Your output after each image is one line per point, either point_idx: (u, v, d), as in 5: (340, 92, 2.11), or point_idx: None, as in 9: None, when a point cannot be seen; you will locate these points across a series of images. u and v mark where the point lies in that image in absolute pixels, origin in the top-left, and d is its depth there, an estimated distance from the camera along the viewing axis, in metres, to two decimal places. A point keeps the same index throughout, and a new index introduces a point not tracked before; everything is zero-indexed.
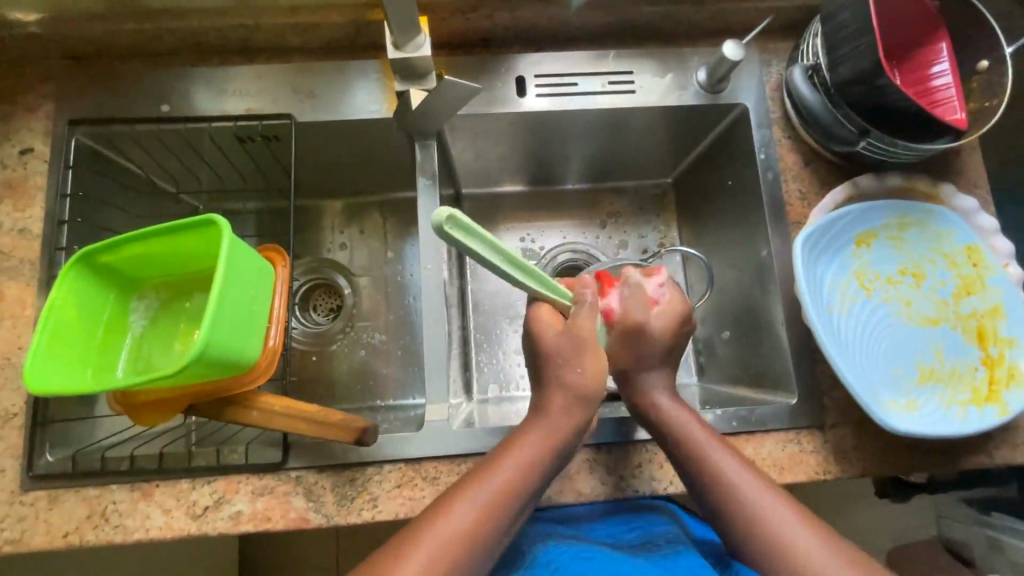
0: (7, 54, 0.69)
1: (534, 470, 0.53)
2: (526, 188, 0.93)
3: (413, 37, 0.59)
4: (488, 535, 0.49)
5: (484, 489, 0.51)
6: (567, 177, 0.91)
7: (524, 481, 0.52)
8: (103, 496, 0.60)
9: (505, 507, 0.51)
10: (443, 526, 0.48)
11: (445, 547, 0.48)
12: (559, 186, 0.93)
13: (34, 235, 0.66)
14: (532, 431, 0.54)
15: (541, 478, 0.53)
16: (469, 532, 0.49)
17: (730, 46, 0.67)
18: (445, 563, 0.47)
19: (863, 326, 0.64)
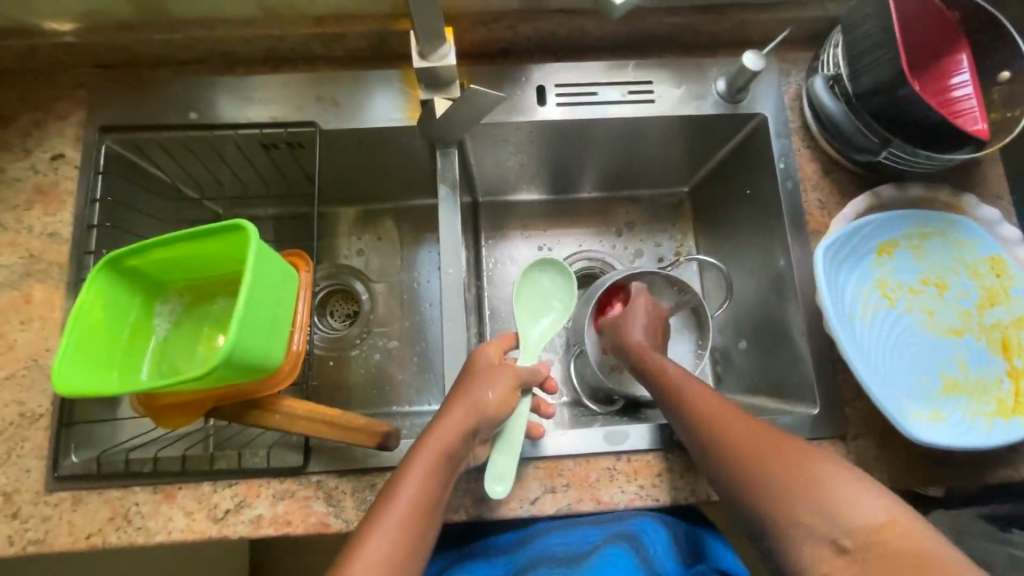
0: (40, 63, 0.71)
1: (435, 482, 0.52)
2: (541, 197, 0.94)
3: (438, 47, 0.59)
4: (408, 561, 0.49)
5: (404, 491, 0.51)
6: (583, 186, 0.92)
7: (426, 499, 0.51)
8: (126, 498, 0.61)
9: (414, 528, 0.50)
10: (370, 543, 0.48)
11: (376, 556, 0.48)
12: (575, 194, 0.94)
13: (63, 239, 0.67)
14: (424, 444, 0.53)
15: (442, 490, 0.53)
16: (385, 562, 0.48)
17: (750, 57, 0.67)
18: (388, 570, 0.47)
19: (885, 335, 0.64)
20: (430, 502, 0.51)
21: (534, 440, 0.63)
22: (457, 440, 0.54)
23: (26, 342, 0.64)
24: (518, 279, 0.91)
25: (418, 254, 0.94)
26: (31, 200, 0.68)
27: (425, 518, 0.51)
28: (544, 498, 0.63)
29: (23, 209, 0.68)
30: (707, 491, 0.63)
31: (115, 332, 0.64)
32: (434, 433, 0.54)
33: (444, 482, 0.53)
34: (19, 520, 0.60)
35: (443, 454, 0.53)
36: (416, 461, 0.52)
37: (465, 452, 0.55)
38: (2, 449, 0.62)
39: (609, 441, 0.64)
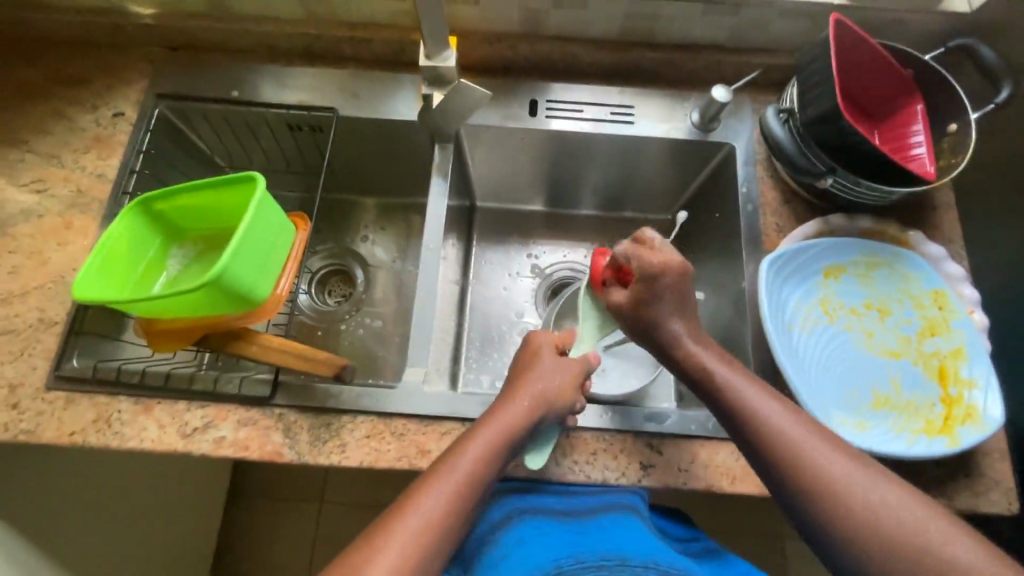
0: (121, 39, 0.85)
1: (493, 455, 0.57)
2: (543, 208, 1.02)
3: (441, 50, 0.70)
4: (454, 525, 0.52)
5: (467, 456, 0.56)
6: (582, 203, 1.00)
7: (486, 471, 0.56)
8: (110, 404, 0.68)
9: (466, 496, 0.54)
10: (431, 497, 0.52)
11: (432, 510, 0.51)
12: (573, 211, 1.02)
13: (108, 180, 0.78)
14: (491, 423, 0.58)
15: (497, 469, 0.57)
16: (433, 522, 0.51)
17: (720, 90, 0.75)
18: (439, 523, 0.51)
19: (821, 348, 0.68)
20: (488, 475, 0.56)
21: None
22: (519, 427, 0.59)
23: (58, 261, 0.74)
24: (503, 280, 0.98)
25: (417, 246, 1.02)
26: (88, 146, 0.80)
27: (478, 490, 0.55)
28: None
29: (80, 152, 0.80)
30: (638, 475, 0.66)
31: (134, 263, 0.73)
32: (500, 415, 0.59)
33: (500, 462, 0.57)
34: (17, 410, 0.67)
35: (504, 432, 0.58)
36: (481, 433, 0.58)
37: (522, 441, 0.60)
38: (17, 346, 0.70)
39: None
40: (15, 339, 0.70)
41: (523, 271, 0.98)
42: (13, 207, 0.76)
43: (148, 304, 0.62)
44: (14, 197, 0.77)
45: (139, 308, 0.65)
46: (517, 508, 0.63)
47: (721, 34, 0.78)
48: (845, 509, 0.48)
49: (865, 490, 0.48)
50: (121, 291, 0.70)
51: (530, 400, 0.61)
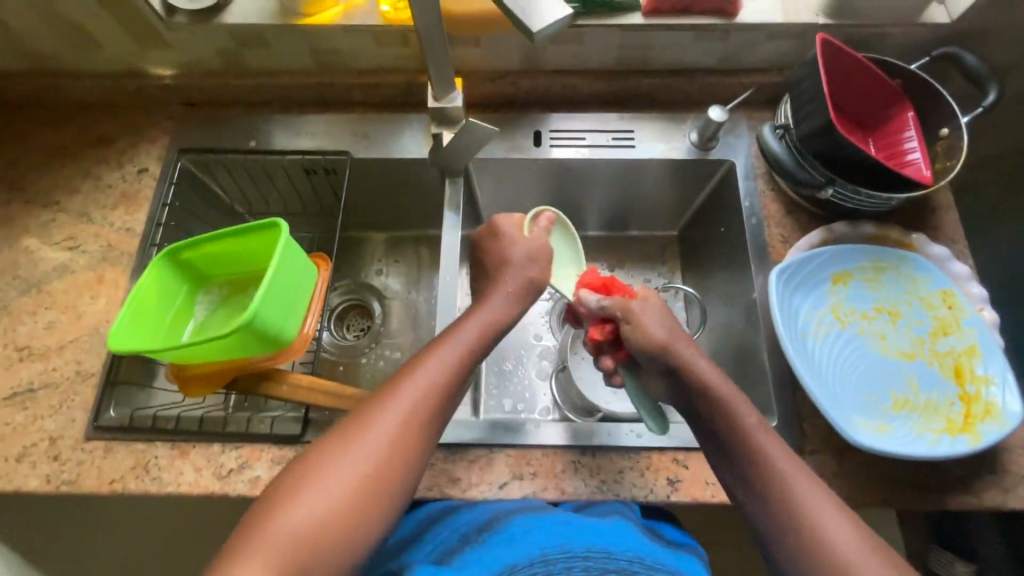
0: (142, 99, 0.89)
1: (439, 387, 0.58)
2: None
3: (449, 91, 0.74)
4: (414, 434, 0.55)
5: (425, 371, 0.58)
6: (589, 225, 1.01)
7: (430, 404, 0.57)
8: (148, 450, 0.70)
9: (426, 406, 0.57)
10: (392, 408, 0.56)
11: (391, 420, 0.55)
12: (581, 233, 1.03)
13: (136, 234, 0.82)
14: (450, 340, 0.61)
15: (456, 381, 0.60)
16: (394, 434, 0.54)
17: (716, 110, 0.79)
18: (401, 432, 0.55)
19: (835, 353, 0.70)
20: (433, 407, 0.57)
21: (581, 430, 0.70)
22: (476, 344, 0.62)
23: (92, 314, 0.77)
24: None
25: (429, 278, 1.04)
26: (116, 202, 0.84)
27: (424, 422, 0.56)
28: (512, 484, 0.68)
29: (108, 209, 0.83)
30: (666, 491, 0.67)
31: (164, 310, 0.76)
32: (446, 346, 0.61)
33: (448, 394, 0.59)
34: (58, 462, 0.69)
35: (449, 364, 0.59)
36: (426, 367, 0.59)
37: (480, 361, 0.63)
38: (56, 399, 0.73)
39: (576, 436, 0.70)
40: (54, 392, 0.73)
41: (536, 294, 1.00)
42: (47, 265, 0.80)
43: (182, 350, 0.65)
44: (48, 255, 0.80)
45: (173, 355, 0.67)
46: (504, 510, 0.62)
47: (713, 57, 0.81)
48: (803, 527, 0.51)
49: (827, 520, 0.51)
50: (154, 339, 0.73)
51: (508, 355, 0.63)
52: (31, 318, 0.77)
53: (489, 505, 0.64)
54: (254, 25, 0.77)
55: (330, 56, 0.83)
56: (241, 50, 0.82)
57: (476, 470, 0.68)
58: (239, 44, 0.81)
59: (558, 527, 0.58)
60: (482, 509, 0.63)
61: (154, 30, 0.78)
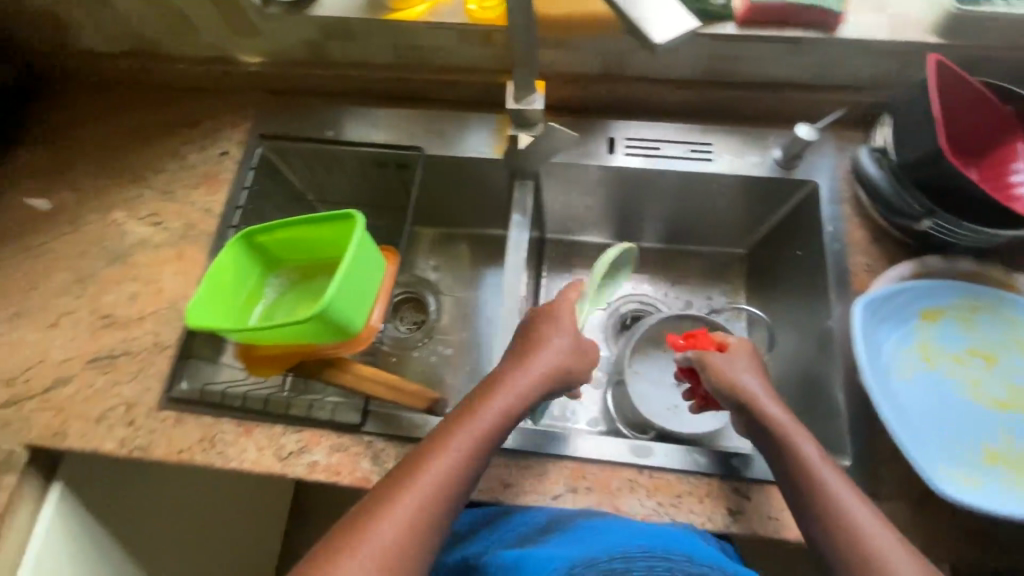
0: (228, 83, 0.92)
1: (505, 414, 0.61)
2: (608, 241, 1.01)
3: (528, 94, 0.73)
4: (480, 456, 0.58)
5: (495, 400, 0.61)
6: (644, 237, 0.99)
7: (451, 484, 0.56)
8: (215, 425, 0.72)
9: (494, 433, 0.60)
10: (464, 432, 0.59)
11: (464, 446, 0.58)
12: (635, 243, 1.01)
13: (215, 214, 0.85)
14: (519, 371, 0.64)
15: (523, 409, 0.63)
16: (465, 457, 0.57)
17: (806, 130, 0.75)
18: (471, 455, 0.58)
19: (922, 395, 0.66)
20: (455, 485, 0.56)
21: (640, 447, 0.69)
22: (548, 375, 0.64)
23: (170, 288, 0.81)
24: None
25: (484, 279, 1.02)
26: (199, 182, 0.87)
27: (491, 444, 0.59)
28: (565, 496, 0.67)
29: (191, 188, 0.87)
30: (725, 521, 0.65)
31: (237, 290, 0.78)
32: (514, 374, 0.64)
33: (468, 475, 0.57)
34: (133, 427, 0.73)
35: (471, 440, 0.58)
36: (446, 449, 0.57)
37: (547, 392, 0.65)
38: (134, 367, 0.76)
39: (634, 453, 0.68)
40: (132, 360, 0.77)
41: None
42: (133, 238, 0.84)
43: (257, 333, 0.67)
44: (134, 229, 0.84)
45: (244, 335, 0.69)
46: (565, 513, 0.64)
47: (804, 72, 0.77)
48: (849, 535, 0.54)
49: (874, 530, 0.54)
50: (228, 318, 0.76)
51: (548, 366, 0.65)
52: (116, 287, 0.81)
53: (544, 507, 0.66)
54: (343, 17, 0.78)
55: (411, 51, 0.84)
56: (326, 42, 0.84)
57: (531, 479, 0.68)
58: (325, 35, 0.82)
59: (622, 527, 0.58)
60: (539, 511, 0.65)
61: (248, 18, 0.81)
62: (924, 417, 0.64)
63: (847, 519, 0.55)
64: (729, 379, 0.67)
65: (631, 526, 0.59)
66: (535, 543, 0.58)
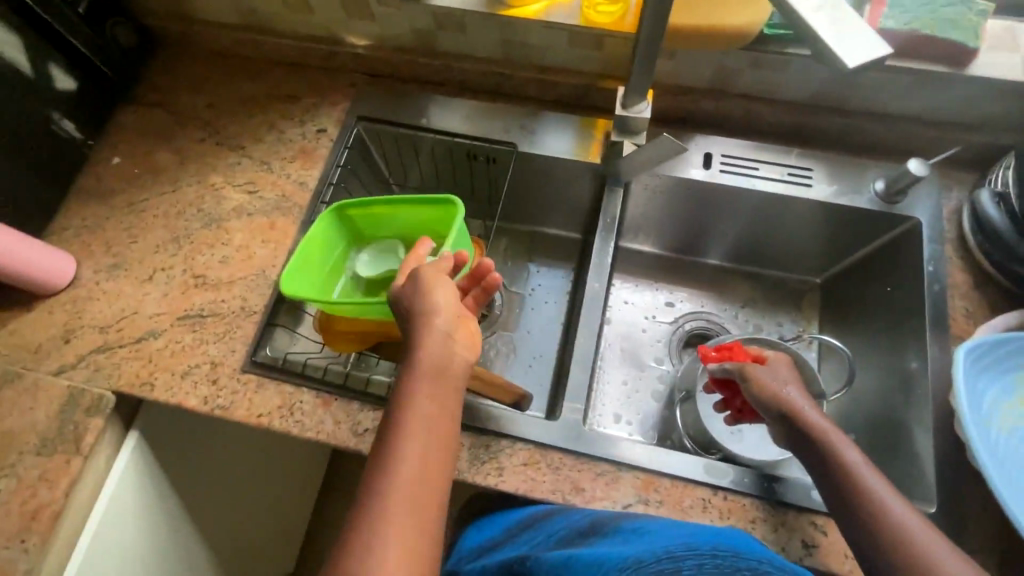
0: (330, 63, 0.94)
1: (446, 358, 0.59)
2: (670, 254, 1.01)
3: (638, 102, 0.73)
4: (444, 412, 0.57)
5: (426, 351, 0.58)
6: (711, 253, 0.98)
7: (433, 452, 0.55)
8: (294, 394, 0.74)
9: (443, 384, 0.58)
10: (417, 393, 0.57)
11: (424, 410, 0.56)
12: (701, 259, 1.00)
13: (308, 189, 0.87)
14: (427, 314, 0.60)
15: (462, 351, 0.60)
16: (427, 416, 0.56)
17: (916, 164, 0.73)
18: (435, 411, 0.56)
19: (1021, 451, 0.63)
20: (443, 418, 0.57)
21: (717, 468, 0.68)
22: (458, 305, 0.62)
23: (260, 256, 0.83)
24: (640, 321, 0.97)
25: (540, 271, 0.98)
26: (295, 156, 0.89)
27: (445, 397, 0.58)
28: (636, 506, 0.66)
29: (287, 161, 0.89)
30: (799, 553, 0.64)
31: (324, 262, 0.81)
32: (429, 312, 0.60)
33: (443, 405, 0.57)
34: (216, 386, 0.75)
35: (426, 372, 0.58)
36: (409, 417, 0.55)
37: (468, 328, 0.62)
38: (221, 329, 0.78)
39: (709, 473, 0.68)
40: (220, 322, 0.79)
41: (658, 314, 0.98)
42: (228, 204, 0.86)
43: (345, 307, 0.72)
44: (230, 195, 0.87)
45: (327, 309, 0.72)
46: (607, 516, 0.62)
47: (921, 107, 0.75)
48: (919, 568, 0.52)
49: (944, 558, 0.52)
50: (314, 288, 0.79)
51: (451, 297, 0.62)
52: (209, 250, 0.83)
53: (584, 510, 0.64)
54: (460, 9, 0.79)
55: (518, 49, 0.84)
56: (437, 32, 0.85)
57: (601, 485, 0.68)
58: (438, 25, 0.84)
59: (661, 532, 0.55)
60: (580, 514, 0.64)
61: (366, 1, 0.83)
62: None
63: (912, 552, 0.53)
64: (772, 391, 0.66)
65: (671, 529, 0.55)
66: (581, 546, 0.56)
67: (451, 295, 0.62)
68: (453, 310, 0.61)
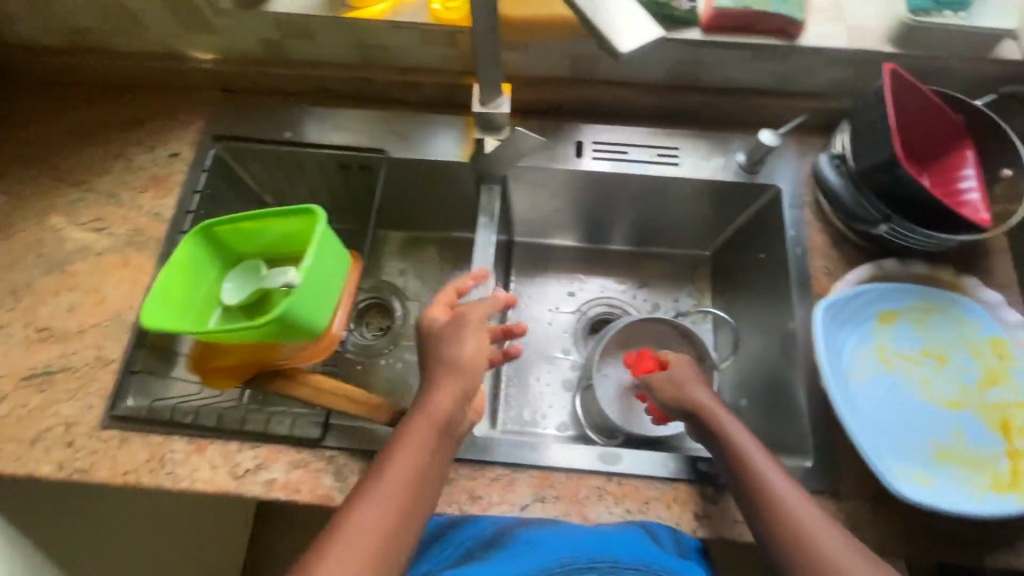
0: (179, 81, 0.87)
1: (449, 415, 0.59)
2: (582, 244, 1.01)
3: (495, 98, 0.71)
4: (432, 467, 0.57)
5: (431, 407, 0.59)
6: (615, 238, 0.99)
7: (414, 506, 0.55)
8: (164, 444, 0.68)
9: (440, 441, 0.58)
10: (413, 446, 0.57)
11: (411, 463, 0.56)
12: (607, 245, 1.01)
13: (164, 219, 0.80)
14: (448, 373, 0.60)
15: (461, 413, 0.60)
16: (414, 472, 0.56)
17: (767, 134, 0.76)
18: (422, 467, 0.56)
19: (878, 396, 0.67)
20: (425, 472, 0.56)
21: (611, 454, 0.68)
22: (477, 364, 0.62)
23: (114, 298, 0.76)
24: (545, 315, 0.96)
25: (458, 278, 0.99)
26: (146, 186, 0.82)
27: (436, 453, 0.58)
28: (533, 506, 0.66)
29: (138, 191, 0.82)
30: (692, 525, 0.65)
31: (196, 285, 0.75)
32: (453, 372, 0.60)
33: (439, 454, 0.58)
34: (72, 449, 0.68)
35: (427, 427, 0.58)
36: (399, 466, 0.56)
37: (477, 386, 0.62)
38: (74, 384, 0.71)
39: (602, 461, 0.68)
40: (72, 377, 0.71)
41: (562, 305, 0.97)
42: (73, 245, 0.78)
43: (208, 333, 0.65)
44: (74, 235, 0.79)
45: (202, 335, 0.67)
46: (510, 526, 0.61)
47: (768, 79, 0.78)
48: (795, 544, 0.54)
49: (823, 535, 0.54)
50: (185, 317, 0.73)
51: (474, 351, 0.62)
52: (54, 299, 0.76)
53: (483, 521, 0.63)
54: (302, 14, 0.75)
55: (374, 51, 0.81)
56: (285, 41, 0.80)
57: (497, 490, 0.66)
58: (284, 33, 0.79)
59: (562, 544, 0.56)
60: (480, 523, 0.63)
61: (199, 12, 0.77)
62: (881, 419, 0.66)
63: (793, 530, 0.54)
64: (684, 394, 0.66)
65: (569, 540, 0.57)
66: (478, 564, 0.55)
67: (480, 341, 0.63)
68: (475, 369, 0.61)
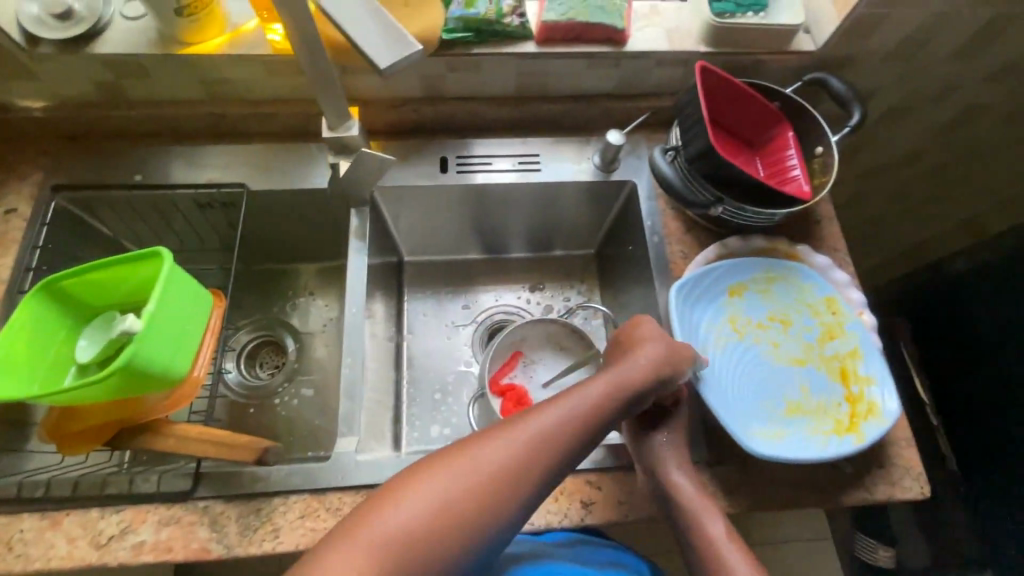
0: (11, 133, 0.82)
1: (567, 433, 0.54)
2: (483, 256, 1.02)
3: (344, 121, 0.72)
4: (523, 474, 0.50)
5: (560, 410, 0.55)
6: (515, 247, 1.01)
7: (480, 499, 0.48)
8: (11, 524, 0.62)
9: (549, 448, 0.52)
10: (513, 437, 0.52)
11: (501, 457, 0.50)
12: (508, 255, 1.03)
13: (0, 280, 0.74)
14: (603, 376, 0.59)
15: (580, 439, 0.54)
16: (499, 470, 0.50)
17: (613, 135, 0.81)
18: (513, 468, 0.50)
19: (734, 364, 0.72)
20: (511, 475, 0.50)
21: None
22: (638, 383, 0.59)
23: None
24: (442, 330, 0.97)
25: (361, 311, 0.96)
26: None
27: (538, 460, 0.51)
28: None
29: None
30: (580, 514, 0.67)
31: (40, 352, 0.66)
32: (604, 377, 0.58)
33: (582, 432, 0.55)
34: None
35: (545, 434, 0.52)
36: (491, 445, 0.51)
37: (621, 412, 0.59)
38: None
39: None
40: None
41: (458, 319, 0.98)
42: None
43: (58, 396, 0.58)
44: None
45: (55, 400, 0.60)
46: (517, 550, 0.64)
47: (608, 83, 0.84)
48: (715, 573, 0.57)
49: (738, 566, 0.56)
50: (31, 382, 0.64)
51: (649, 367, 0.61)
52: None
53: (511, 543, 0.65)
54: (131, 54, 0.73)
55: (221, 86, 0.80)
56: (121, 82, 0.78)
57: None
58: (119, 74, 0.76)
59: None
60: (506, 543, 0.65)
61: (18, 59, 0.72)
62: (738, 385, 0.71)
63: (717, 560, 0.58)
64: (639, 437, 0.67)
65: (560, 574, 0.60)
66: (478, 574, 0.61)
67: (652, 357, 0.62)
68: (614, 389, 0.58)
